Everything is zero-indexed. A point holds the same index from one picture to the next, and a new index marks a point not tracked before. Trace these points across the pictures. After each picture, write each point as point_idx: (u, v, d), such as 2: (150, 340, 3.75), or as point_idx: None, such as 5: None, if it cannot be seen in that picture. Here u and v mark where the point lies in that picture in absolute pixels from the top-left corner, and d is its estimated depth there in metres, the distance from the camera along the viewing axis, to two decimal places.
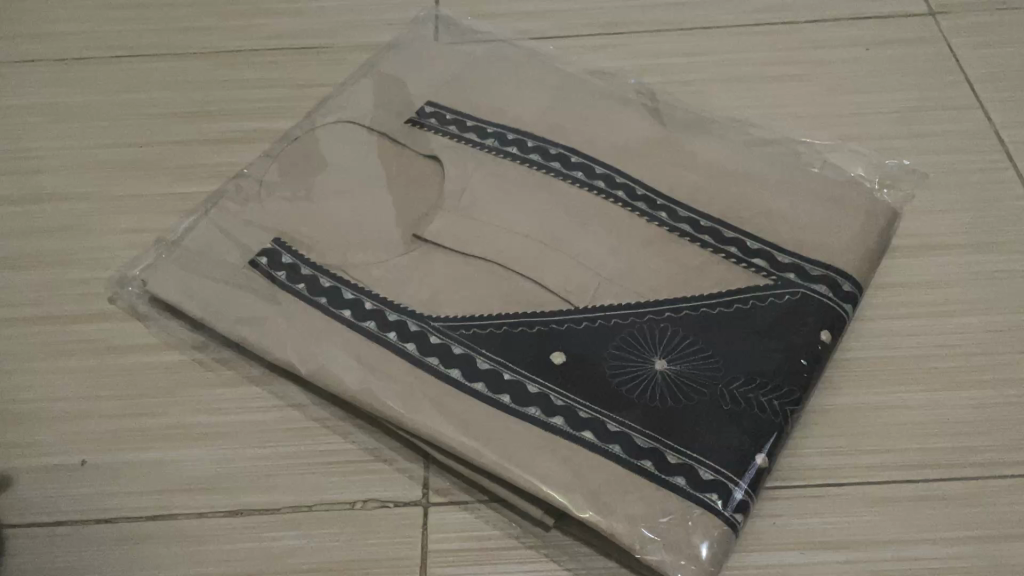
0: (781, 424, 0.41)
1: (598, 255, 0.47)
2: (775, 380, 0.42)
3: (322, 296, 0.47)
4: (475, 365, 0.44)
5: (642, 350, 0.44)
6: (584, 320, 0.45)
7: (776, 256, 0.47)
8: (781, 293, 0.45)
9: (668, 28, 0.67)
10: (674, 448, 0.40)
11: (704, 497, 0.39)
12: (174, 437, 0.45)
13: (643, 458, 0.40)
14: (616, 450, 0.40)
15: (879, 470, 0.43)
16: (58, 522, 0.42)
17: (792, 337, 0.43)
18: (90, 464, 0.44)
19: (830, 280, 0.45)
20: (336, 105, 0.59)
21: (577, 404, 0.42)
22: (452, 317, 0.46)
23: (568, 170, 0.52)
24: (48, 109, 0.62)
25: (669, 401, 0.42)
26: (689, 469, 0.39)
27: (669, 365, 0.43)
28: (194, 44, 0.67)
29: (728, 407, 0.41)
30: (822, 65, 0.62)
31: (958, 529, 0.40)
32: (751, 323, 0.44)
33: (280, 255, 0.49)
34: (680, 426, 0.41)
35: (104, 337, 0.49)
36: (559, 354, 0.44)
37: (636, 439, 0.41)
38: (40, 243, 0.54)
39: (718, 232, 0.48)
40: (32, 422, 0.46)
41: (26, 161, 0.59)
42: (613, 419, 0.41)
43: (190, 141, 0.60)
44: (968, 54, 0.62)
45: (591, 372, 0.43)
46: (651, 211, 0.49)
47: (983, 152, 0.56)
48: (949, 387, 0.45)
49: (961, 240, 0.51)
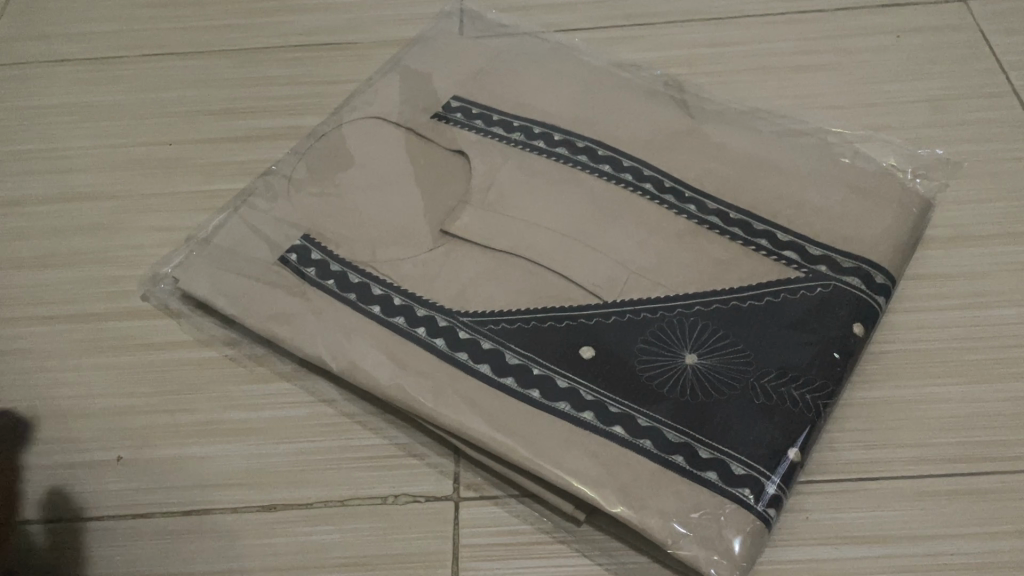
0: (814, 418, 0.41)
1: (629, 249, 0.47)
2: (807, 374, 0.42)
3: (351, 292, 0.47)
4: (505, 360, 0.44)
5: (672, 344, 0.44)
6: (613, 314, 0.45)
7: (808, 248, 0.46)
8: (812, 286, 0.45)
9: (696, 18, 0.66)
10: (706, 442, 0.40)
11: (736, 492, 0.38)
12: (208, 433, 0.45)
13: (674, 452, 0.40)
14: (648, 445, 0.40)
15: (914, 464, 0.42)
16: (97, 517, 0.43)
17: (824, 331, 0.43)
18: (125, 460, 0.45)
19: (863, 272, 0.45)
20: (361, 99, 0.59)
21: (607, 399, 0.42)
22: (481, 313, 0.46)
23: (596, 164, 0.52)
24: (79, 109, 0.63)
25: (701, 395, 0.42)
26: (721, 464, 0.39)
27: (700, 359, 0.43)
28: (222, 42, 0.68)
29: (760, 401, 0.41)
30: (851, 54, 0.62)
31: (994, 523, 0.40)
32: (782, 316, 0.44)
33: (309, 251, 0.49)
34: (712, 420, 0.41)
35: (139, 334, 0.50)
36: (589, 349, 0.44)
37: (667, 433, 0.40)
38: (74, 242, 0.54)
39: (749, 224, 0.48)
40: (68, 418, 0.46)
41: (58, 160, 0.59)
42: (643, 413, 0.41)
43: (219, 139, 0.60)
44: (1001, 40, 0.61)
45: (621, 367, 0.43)
46: (680, 204, 0.49)
47: (1017, 140, 0.55)
48: (985, 380, 0.45)
49: (996, 230, 0.51)
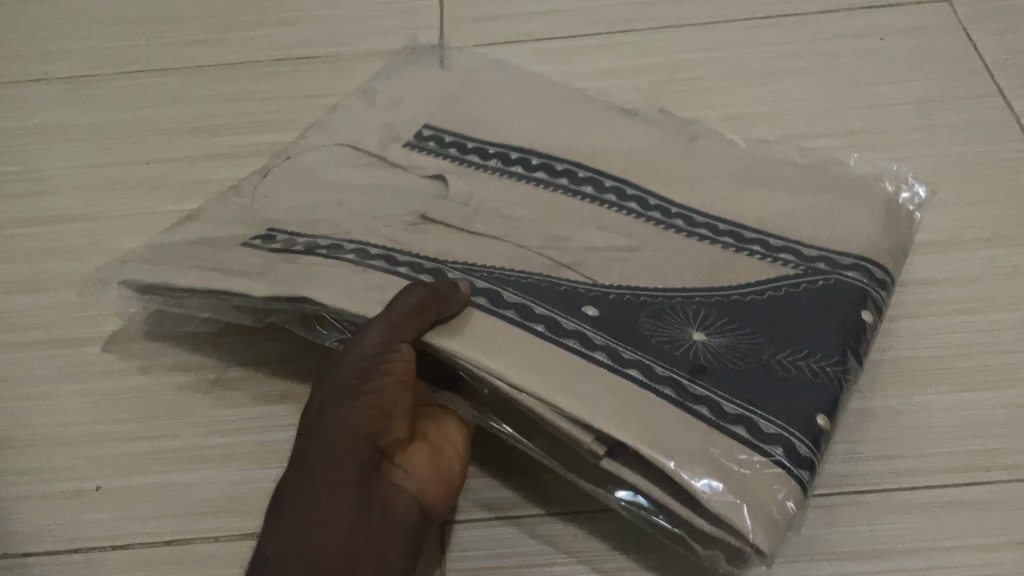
0: (834, 392, 0.38)
1: (620, 255, 0.45)
2: (822, 352, 0.40)
3: (322, 248, 0.44)
4: (503, 296, 0.41)
5: (678, 321, 0.41)
6: (612, 292, 0.42)
7: (802, 250, 0.45)
8: (814, 279, 0.43)
9: (677, 24, 0.65)
10: (728, 399, 0.37)
11: (765, 448, 0.36)
12: (188, 459, 0.44)
13: (696, 403, 0.37)
14: (668, 392, 0.37)
15: (906, 475, 0.41)
16: (73, 549, 0.42)
17: (832, 316, 0.41)
18: (104, 489, 0.44)
19: (862, 268, 0.44)
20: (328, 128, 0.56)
21: (618, 344, 0.39)
22: (470, 266, 0.44)
23: (578, 185, 0.50)
24: (54, 129, 0.62)
25: (714, 362, 0.39)
26: (748, 421, 0.36)
27: (709, 336, 0.40)
28: (198, 57, 0.67)
29: (778, 373, 0.39)
30: (834, 57, 0.61)
31: (990, 534, 0.39)
32: (790, 303, 0.42)
33: (274, 235, 0.46)
34: (729, 382, 0.38)
35: (117, 360, 0.49)
36: (592, 308, 0.41)
37: (685, 386, 0.38)
38: (49, 265, 0.53)
39: (738, 235, 0.46)
40: (46, 447, 0.45)
41: (33, 181, 0.58)
42: (659, 364, 0.38)
43: (196, 156, 0.59)
44: (984, 41, 0.61)
45: (626, 325, 0.40)
46: (667, 220, 0.47)
47: (1003, 141, 0.54)
48: (977, 387, 0.44)
49: (983, 234, 0.50)
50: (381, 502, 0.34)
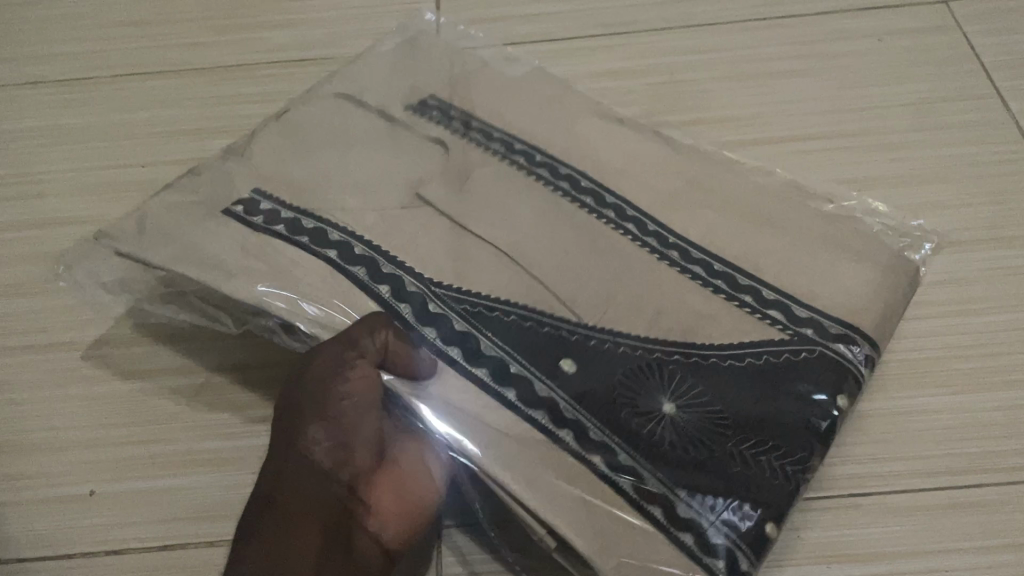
0: (793, 491, 0.37)
1: (599, 281, 0.43)
2: (791, 441, 0.38)
3: (304, 237, 0.44)
4: (478, 350, 0.40)
5: (654, 380, 0.39)
6: (595, 334, 0.41)
7: (794, 309, 0.42)
8: (798, 350, 0.40)
9: (676, 25, 0.65)
10: (685, 498, 0.36)
11: (709, 562, 0.35)
12: (183, 463, 0.44)
13: (652, 501, 0.36)
14: (624, 484, 0.36)
15: (905, 477, 0.41)
16: (67, 554, 0.42)
17: (811, 396, 0.39)
18: (98, 493, 0.43)
19: (849, 342, 0.41)
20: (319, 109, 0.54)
21: (587, 421, 0.38)
22: (455, 289, 0.42)
23: (575, 192, 0.48)
24: (50, 131, 0.62)
25: (682, 441, 0.38)
26: (699, 527, 0.35)
27: (683, 406, 0.39)
28: (194, 59, 0.67)
29: (741, 464, 0.37)
30: (832, 58, 0.61)
31: (990, 537, 0.39)
32: (769, 376, 0.40)
33: (258, 203, 0.46)
34: (688, 470, 0.37)
35: (113, 364, 0.49)
36: (569, 363, 0.40)
37: (646, 476, 0.37)
38: (45, 268, 0.53)
39: (733, 278, 0.43)
40: (41, 452, 0.45)
41: (29, 185, 0.58)
42: (624, 447, 0.37)
43: (192, 159, 0.59)
44: (983, 42, 0.60)
45: (603, 388, 0.39)
46: (662, 249, 0.45)
47: (1002, 141, 0.54)
48: (976, 388, 0.44)
49: (982, 234, 0.50)
50: (342, 537, 0.37)
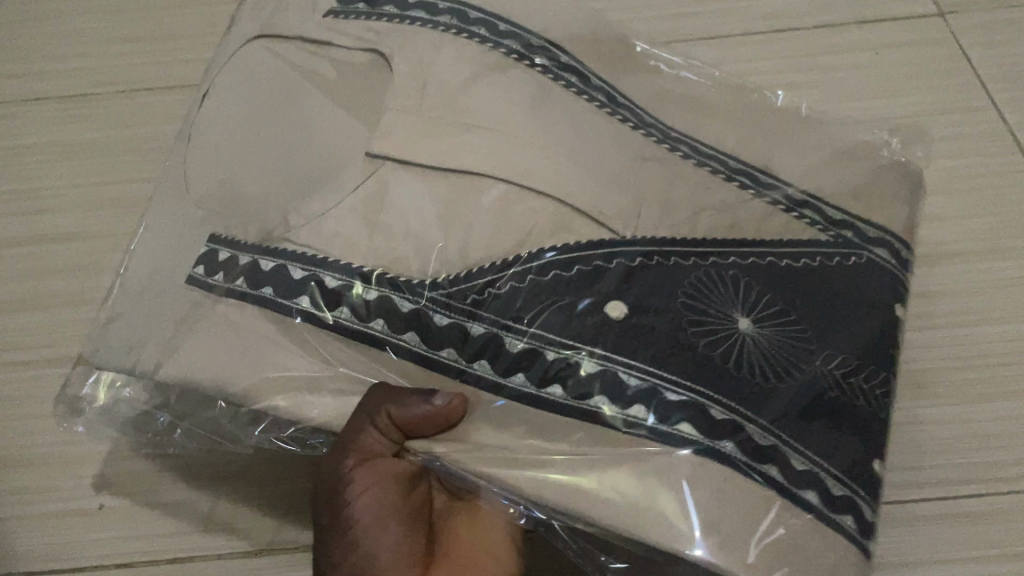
0: (882, 414, 0.36)
1: (636, 193, 0.37)
2: (870, 361, 0.37)
3: (267, 285, 0.36)
4: (509, 349, 0.34)
5: (718, 303, 0.36)
6: (638, 254, 0.36)
7: (826, 210, 0.41)
8: (846, 255, 0.39)
9: (672, 38, 0.65)
10: (798, 450, 0.33)
11: (841, 521, 0.32)
12: (189, 479, 0.45)
13: (764, 461, 0.32)
14: (731, 449, 0.31)
15: (904, 488, 0.43)
16: (78, 568, 0.43)
17: (866, 320, 0.38)
18: (106, 508, 0.45)
19: (890, 244, 0.40)
20: (234, 75, 0.43)
21: (662, 382, 0.33)
22: (456, 280, 0.35)
23: (562, 73, 0.41)
24: (53, 147, 0.62)
25: (770, 377, 0.34)
26: (821, 483, 0.32)
27: (754, 325, 0.36)
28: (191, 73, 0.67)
29: (835, 390, 0.35)
30: (828, 71, 0.61)
31: (985, 547, 0.41)
32: (827, 281, 0.38)
33: (215, 254, 0.37)
34: (795, 412, 0.34)
35: None
36: (616, 307, 0.35)
37: (750, 431, 0.32)
38: (51, 285, 0.54)
39: (751, 176, 0.41)
40: (49, 467, 0.46)
41: (33, 201, 0.59)
42: (715, 403, 0.33)
43: None
44: (978, 55, 0.61)
45: (668, 332, 0.34)
46: (667, 139, 0.41)
47: (997, 156, 0.55)
48: (973, 399, 0.45)
49: (979, 246, 0.51)
50: None
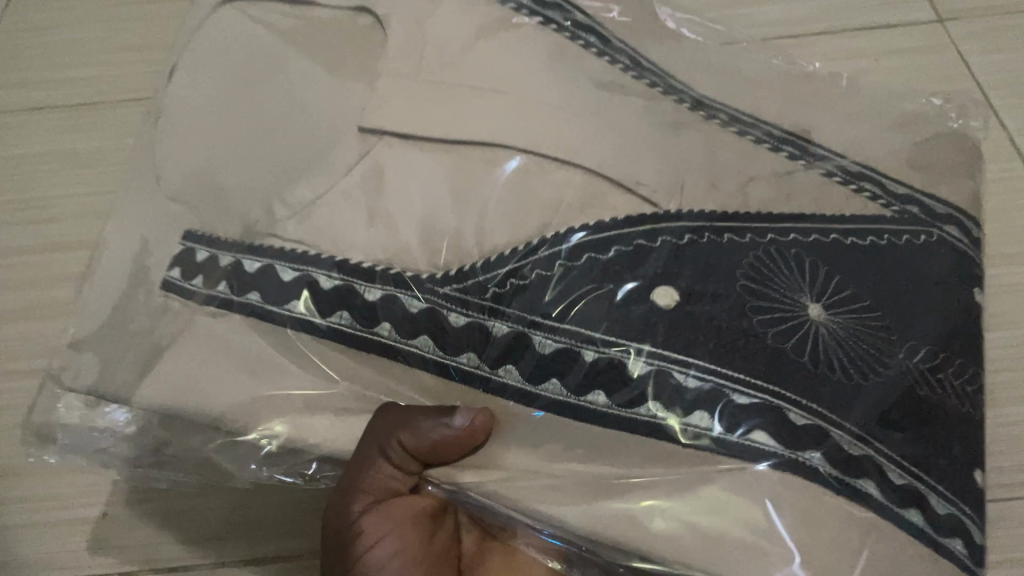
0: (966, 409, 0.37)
1: (663, 166, 0.37)
2: (950, 346, 0.37)
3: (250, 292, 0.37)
4: (540, 349, 0.34)
5: (789, 291, 0.35)
6: (687, 232, 0.36)
7: (890, 184, 0.40)
8: (916, 232, 0.39)
9: None
10: (893, 460, 0.32)
11: (946, 542, 0.32)
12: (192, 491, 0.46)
13: (856, 476, 0.31)
14: (816, 461, 0.31)
15: None
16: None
17: (946, 303, 0.38)
18: (110, 516, 0.46)
19: (957, 221, 0.41)
20: (205, 51, 0.44)
21: (731, 381, 0.32)
22: (449, 276, 0.35)
23: (577, 31, 0.41)
24: (51, 154, 0.62)
25: (853, 374, 0.34)
26: (921, 499, 0.32)
27: (827, 313, 0.35)
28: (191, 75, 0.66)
29: (925, 393, 0.35)
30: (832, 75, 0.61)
31: None
32: (904, 269, 0.38)
33: (194, 251, 0.39)
34: (883, 412, 0.33)
35: None
36: (664, 295, 0.34)
37: (838, 438, 0.32)
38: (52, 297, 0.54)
39: (800, 146, 0.40)
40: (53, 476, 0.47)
41: (31, 211, 0.59)
42: (794, 407, 0.32)
43: None
44: (977, 60, 0.61)
45: (735, 330, 0.33)
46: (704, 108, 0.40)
47: (1001, 161, 0.55)
48: None
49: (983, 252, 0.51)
50: None
